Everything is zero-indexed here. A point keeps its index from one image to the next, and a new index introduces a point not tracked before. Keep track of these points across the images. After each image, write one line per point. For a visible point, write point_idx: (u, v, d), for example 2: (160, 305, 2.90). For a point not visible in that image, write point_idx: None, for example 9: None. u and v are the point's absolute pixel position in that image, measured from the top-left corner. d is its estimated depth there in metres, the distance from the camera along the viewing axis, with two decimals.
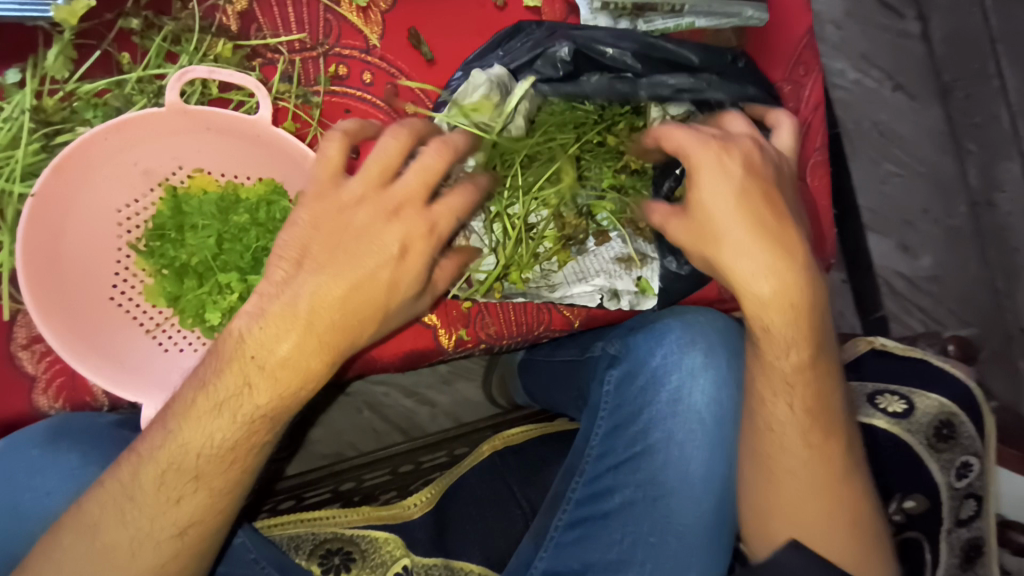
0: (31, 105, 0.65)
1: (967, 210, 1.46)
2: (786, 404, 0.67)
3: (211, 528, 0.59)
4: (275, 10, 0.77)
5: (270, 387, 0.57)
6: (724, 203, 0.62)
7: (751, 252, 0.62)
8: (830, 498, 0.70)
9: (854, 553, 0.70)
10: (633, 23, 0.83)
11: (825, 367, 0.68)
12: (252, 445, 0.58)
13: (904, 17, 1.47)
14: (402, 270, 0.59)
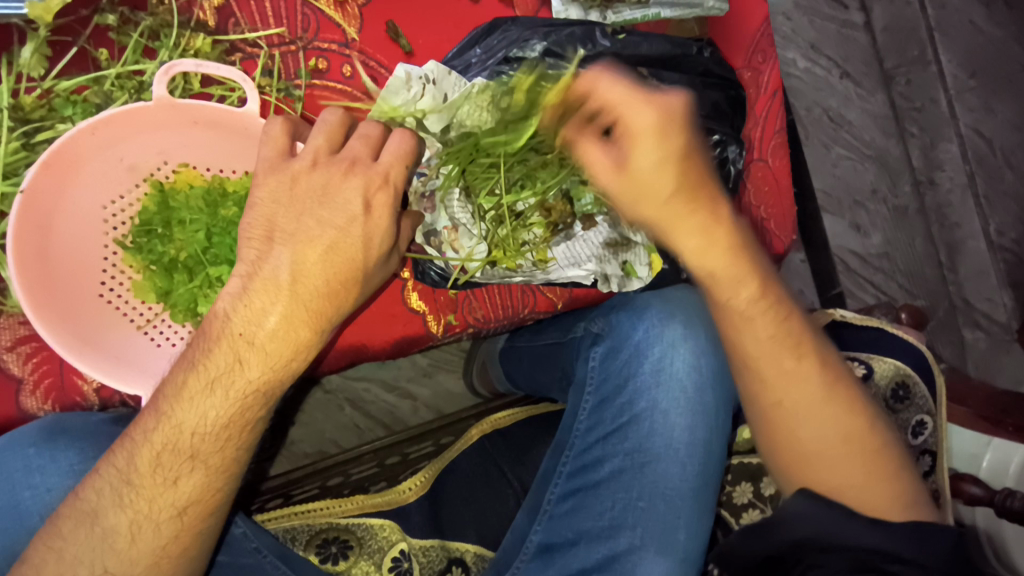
0: (9, 103, 0.64)
1: (912, 188, 1.57)
2: (751, 334, 0.70)
3: (213, 508, 0.60)
4: (252, 5, 0.78)
5: (270, 363, 0.59)
6: (653, 169, 0.65)
7: (685, 210, 0.66)
8: (829, 431, 0.71)
9: (862, 477, 0.71)
10: (602, 14, 0.87)
11: (781, 299, 0.71)
12: (245, 421, 0.60)
13: (848, 8, 1.55)
14: (370, 226, 0.61)
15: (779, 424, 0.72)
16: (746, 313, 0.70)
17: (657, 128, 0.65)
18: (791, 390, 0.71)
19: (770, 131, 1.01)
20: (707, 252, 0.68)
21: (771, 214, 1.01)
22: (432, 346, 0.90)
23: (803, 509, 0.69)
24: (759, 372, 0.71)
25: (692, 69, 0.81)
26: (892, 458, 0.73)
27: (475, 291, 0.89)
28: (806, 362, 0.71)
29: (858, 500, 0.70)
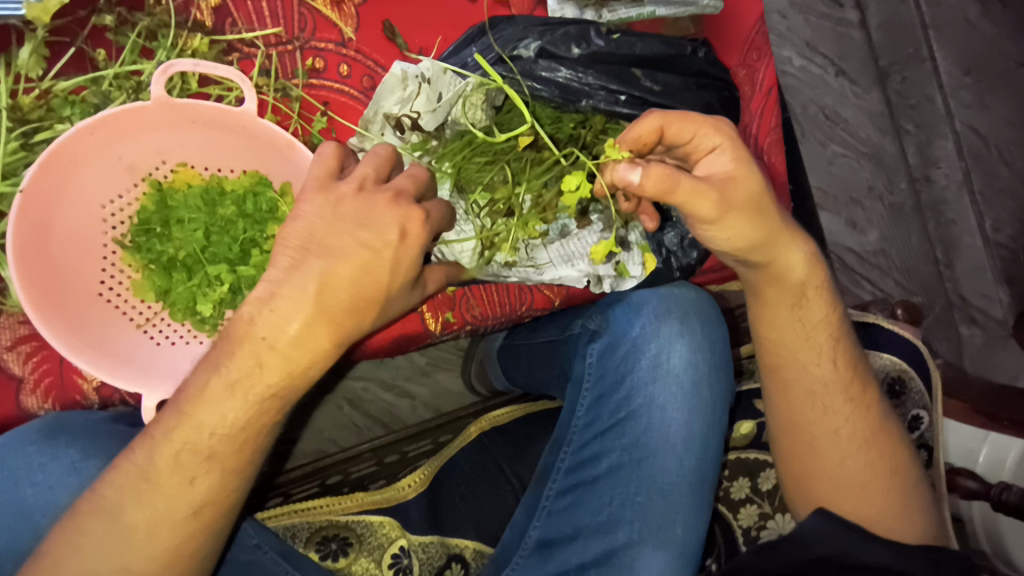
0: (8, 103, 0.64)
1: (907, 185, 1.58)
2: (818, 360, 0.76)
3: (230, 506, 0.61)
4: (249, 5, 0.78)
5: (284, 366, 0.58)
6: (751, 171, 0.63)
7: (765, 214, 0.65)
8: (860, 461, 0.77)
9: (883, 513, 0.76)
10: (598, 13, 0.88)
11: (842, 338, 0.77)
12: (258, 428, 0.60)
13: (843, 6, 1.56)
14: (402, 252, 0.59)
15: (812, 452, 0.78)
16: (810, 342, 0.76)
17: (728, 151, 0.63)
18: (836, 417, 0.77)
19: (765, 129, 1.02)
20: (791, 270, 0.71)
21: None
22: (431, 344, 0.90)
23: (819, 526, 0.76)
24: (808, 399, 0.77)
25: (686, 69, 0.81)
26: (919, 494, 0.79)
27: (472, 290, 0.89)
28: (854, 393, 0.77)
29: (882, 529, 0.76)
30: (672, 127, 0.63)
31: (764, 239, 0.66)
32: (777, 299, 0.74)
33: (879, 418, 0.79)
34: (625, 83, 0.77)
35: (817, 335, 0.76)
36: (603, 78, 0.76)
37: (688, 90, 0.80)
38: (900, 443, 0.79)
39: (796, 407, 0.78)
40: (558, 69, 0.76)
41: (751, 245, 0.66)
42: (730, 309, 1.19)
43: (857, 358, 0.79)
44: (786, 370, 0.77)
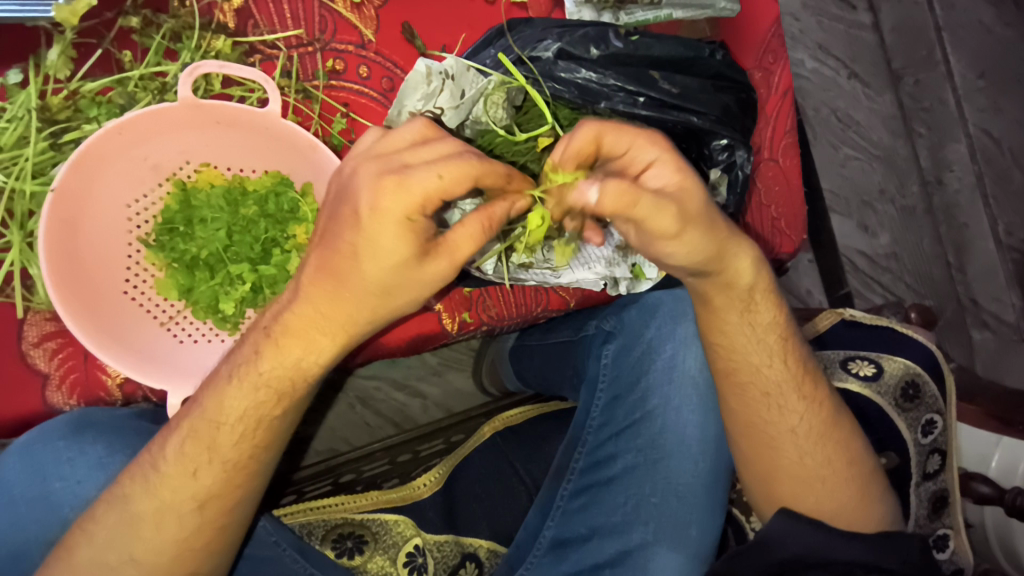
0: (37, 104, 0.66)
1: (919, 188, 1.58)
2: (770, 362, 0.74)
3: (251, 501, 0.63)
4: (271, 7, 0.79)
5: (286, 364, 0.59)
6: (692, 179, 0.59)
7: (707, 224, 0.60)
8: (819, 457, 0.75)
9: (845, 508, 0.75)
10: (615, 15, 0.88)
11: (790, 338, 0.76)
12: (260, 420, 0.61)
13: (856, 9, 1.56)
14: (373, 232, 0.53)
15: (774, 452, 0.75)
16: (760, 344, 0.73)
17: (668, 162, 0.58)
18: (791, 415, 0.75)
19: (780, 132, 1.03)
20: (739, 276, 0.69)
21: (781, 214, 1.03)
22: (446, 344, 0.91)
23: (783, 528, 0.72)
24: (763, 399, 0.74)
25: (704, 72, 0.81)
26: (878, 485, 0.78)
27: (489, 290, 0.89)
28: (807, 391, 0.76)
29: (845, 524, 0.74)
30: (607, 138, 0.59)
31: (714, 253, 0.63)
32: (726, 306, 0.71)
33: (834, 411, 0.78)
34: (643, 86, 0.77)
35: (768, 336, 0.74)
36: (622, 80, 0.77)
37: (705, 96, 0.80)
38: (855, 437, 0.78)
39: (752, 410, 0.75)
40: (577, 70, 0.76)
41: (705, 256, 0.63)
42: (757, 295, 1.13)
43: (805, 354, 0.78)
44: (739, 374, 0.75)
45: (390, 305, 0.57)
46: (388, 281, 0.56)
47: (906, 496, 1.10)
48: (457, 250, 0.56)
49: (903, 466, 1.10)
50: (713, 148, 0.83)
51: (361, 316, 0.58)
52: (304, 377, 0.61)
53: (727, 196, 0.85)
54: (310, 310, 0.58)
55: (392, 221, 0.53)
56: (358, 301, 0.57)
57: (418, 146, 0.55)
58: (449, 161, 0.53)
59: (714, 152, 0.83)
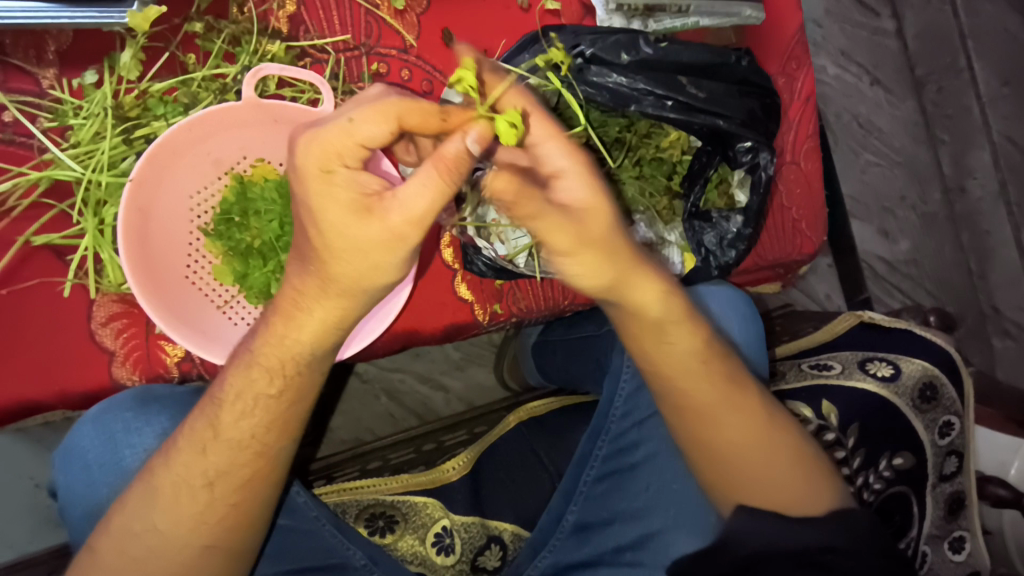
0: (112, 102, 0.73)
1: (941, 195, 1.61)
2: (699, 383, 0.72)
3: (273, 478, 0.65)
4: (321, 14, 0.84)
5: (272, 342, 0.61)
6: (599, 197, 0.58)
7: (584, 255, 0.58)
8: (761, 462, 0.74)
9: (801, 501, 0.74)
10: (644, 23, 0.92)
11: (713, 350, 0.73)
12: (255, 398, 0.62)
13: (879, 16, 1.59)
14: (307, 193, 0.53)
15: (716, 459, 0.75)
16: (684, 368, 0.72)
17: (573, 175, 0.58)
18: (725, 425, 0.74)
19: (803, 136, 1.06)
20: (648, 305, 0.66)
21: (803, 216, 1.07)
22: (477, 335, 0.94)
23: (744, 526, 0.74)
24: (700, 419, 0.73)
25: (730, 77, 0.85)
26: (823, 463, 0.77)
27: (519, 283, 0.94)
28: (737, 400, 0.74)
29: (803, 511, 0.74)
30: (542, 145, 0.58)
31: (608, 283, 0.62)
32: (640, 332, 0.70)
33: (768, 408, 0.76)
34: (671, 90, 0.81)
35: (689, 362, 0.72)
36: (652, 85, 0.81)
37: (733, 104, 0.84)
38: (790, 421, 0.77)
39: (687, 429, 0.75)
40: (609, 75, 0.80)
41: (606, 283, 0.62)
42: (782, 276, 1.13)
43: (730, 358, 0.75)
44: (667, 398, 0.74)
45: (349, 269, 0.55)
46: (340, 246, 0.53)
47: (923, 496, 1.12)
48: (412, 207, 0.51)
49: (917, 467, 1.12)
50: (737, 151, 0.87)
51: (331, 288, 0.56)
52: (294, 359, 0.62)
53: (747, 196, 0.90)
54: (291, 291, 0.59)
55: (311, 176, 0.52)
56: (323, 272, 0.55)
57: (355, 99, 0.53)
58: (366, 105, 0.51)
59: (738, 154, 0.87)
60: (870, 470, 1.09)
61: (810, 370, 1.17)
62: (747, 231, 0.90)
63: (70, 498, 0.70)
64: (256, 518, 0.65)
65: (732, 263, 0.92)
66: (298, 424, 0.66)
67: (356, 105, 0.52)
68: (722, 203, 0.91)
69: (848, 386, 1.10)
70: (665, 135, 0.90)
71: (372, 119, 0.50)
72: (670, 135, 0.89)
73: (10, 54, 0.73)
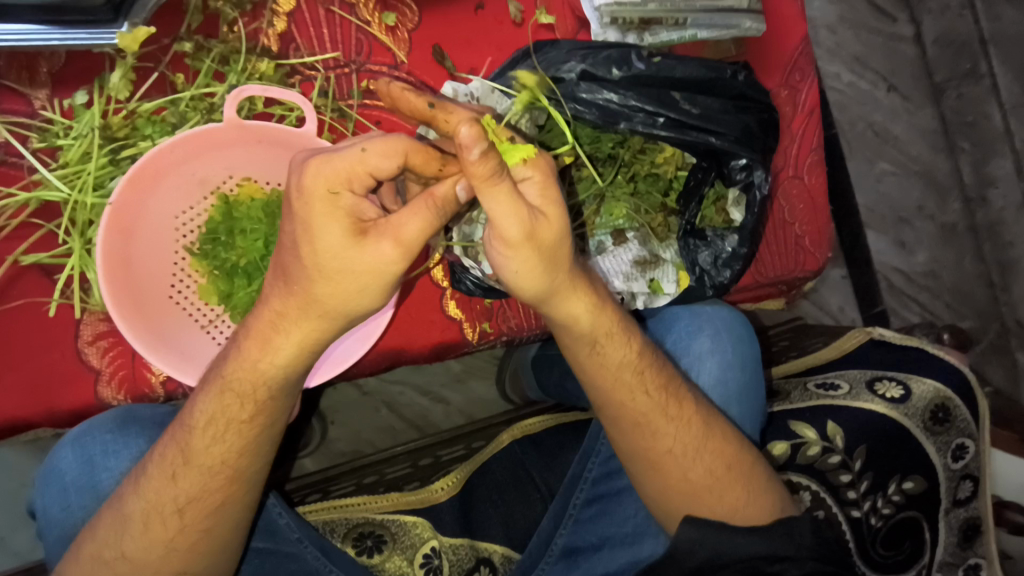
0: (100, 123, 0.73)
1: (961, 206, 1.57)
2: (641, 393, 0.75)
3: (243, 501, 0.65)
4: (311, 31, 0.84)
5: (244, 367, 0.60)
6: (553, 202, 0.56)
7: (514, 256, 0.56)
8: (702, 470, 0.77)
9: (736, 508, 0.77)
10: (640, 37, 0.90)
11: (651, 362, 0.76)
12: (229, 424, 0.62)
13: (896, 21, 1.55)
14: (312, 212, 0.51)
15: (657, 473, 0.78)
16: (620, 381, 0.74)
17: (539, 184, 0.56)
18: (665, 438, 0.76)
19: (806, 150, 1.03)
20: (575, 320, 0.68)
21: (807, 232, 1.04)
22: (468, 354, 0.93)
23: (692, 537, 0.72)
24: (638, 429, 0.76)
25: (727, 92, 0.82)
26: (762, 472, 0.80)
27: (509, 301, 0.93)
28: (676, 412, 0.77)
29: (740, 522, 0.77)
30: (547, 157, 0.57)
31: (543, 292, 0.62)
32: (572, 344, 0.71)
33: (710, 420, 0.79)
34: (664, 107, 0.79)
35: (622, 371, 0.74)
36: (644, 102, 0.79)
37: (729, 123, 0.81)
38: (731, 437, 0.79)
39: (629, 440, 0.77)
40: (599, 91, 0.78)
41: (536, 288, 0.61)
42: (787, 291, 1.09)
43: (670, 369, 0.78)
44: (609, 409, 0.76)
45: (336, 291, 0.54)
46: (332, 265, 0.53)
47: (934, 522, 1.08)
48: (402, 232, 0.52)
49: (929, 492, 1.07)
50: (731, 168, 0.84)
51: (314, 310, 0.56)
52: (266, 383, 0.61)
53: (743, 215, 0.87)
54: (270, 313, 0.58)
55: (315, 196, 0.50)
56: (308, 293, 0.55)
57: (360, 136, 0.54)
58: (375, 137, 0.52)
59: (732, 172, 0.84)
60: (879, 494, 1.04)
61: (815, 390, 1.11)
62: (744, 250, 0.86)
63: (45, 520, 0.71)
64: (226, 542, 0.66)
65: (728, 284, 0.89)
66: (270, 448, 0.66)
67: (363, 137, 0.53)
68: (717, 221, 0.88)
69: (851, 407, 1.07)
70: (657, 153, 0.88)
71: (383, 151, 0.51)
72: (663, 152, 0.87)
73: (3, 76, 0.73)
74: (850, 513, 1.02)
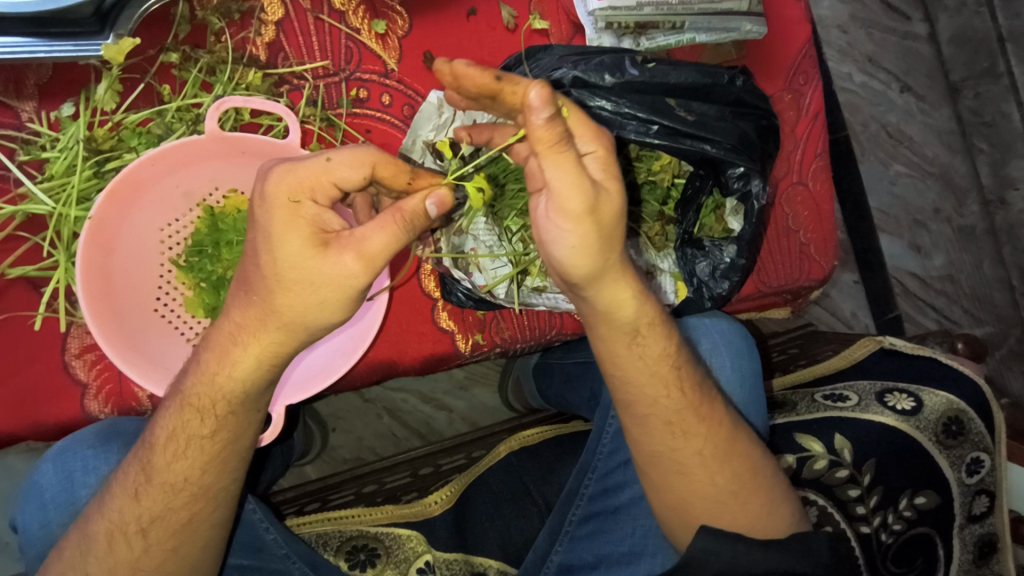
0: (85, 135, 0.73)
1: (979, 208, 1.49)
2: (677, 389, 0.72)
3: (213, 518, 0.64)
4: (300, 39, 0.83)
5: (204, 380, 0.59)
6: (614, 178, 0.55)
7: (567, 231, 0.55)
8: (724, 478, 0.74)
9: (755, 518, 0.74)
10: (636, 41, 0.89)
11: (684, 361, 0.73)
12: (194, 442, 0.61)
13: (909, 20, 1.50)
14: (269, 218, 0.51)
15: (683, 477, 0.74)
16: (656, 377, 0.71)
17: (602, 159, 0.55)
18: (696, 440, 0.73)
19: (811, 155, 1.00)
20: (618, 309, 0.65)
21: (811, 239, 1.00)
22: (460, 366, 0.91)
23: (706, 546, 0.68)
24: (666, 428, 0.73)
25: (723, 98, 0.80)
26: (782, 483, 0.78)
27: (503, 313, 0.91)
28: (705, 412, 0.74)
29: (763, 534, 0.74)
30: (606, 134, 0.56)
31: (592, 275, 0.59)
32: (613, 336, 0.68)
33: (735, 427, 0.76)
34: (658, 113, 0.77)
35: (659, 367, 0.71)
36: (638, 109, 0.76)
37: (727, 130, 0.78)
38: (755, 445, 0.77)
39: (653, 441, 0.74)
40: (592, 99, 0.76)
41: (585, 271, 0.59)
42: (793, 301, 1.05)
43: (701, 367, 0.76)
44: (635, 406, 0.73)
45: (296, 303, 0.53)
46: (291, 276, 0.52)
47: (948, 539, 1.04)
48: (365, 246, 0.51)
49: (944, 508, 1.03)
50: (728, 177, 0.81)
51: (271, 320, 0.55)
52: (226, 398, 0.60)
53: (741, 224, 0.84)
54: (229, 325, 0.57)
55: (277, 204, 0.51)
56: (267, 303, 0.54)
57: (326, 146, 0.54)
58: (343, 148, 0.53)
59: (729, 181, 0.81)
60: (890, 510, 1.00)
61: (823, 401, 1.07)
62: (742, 260, 0.84)
63: (26, 536, 0.71)
64: (196, 563, 0.65)
65: (726, 294, 0.86)
66: (240, 463, 0.64)
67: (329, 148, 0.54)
68: (717, 230, 0.86)
69: (862, 420, 1.03)
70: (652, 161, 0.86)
71: (350, 161, 0.52)
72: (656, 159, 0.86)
73: None
74: (860, 529, 0.97)
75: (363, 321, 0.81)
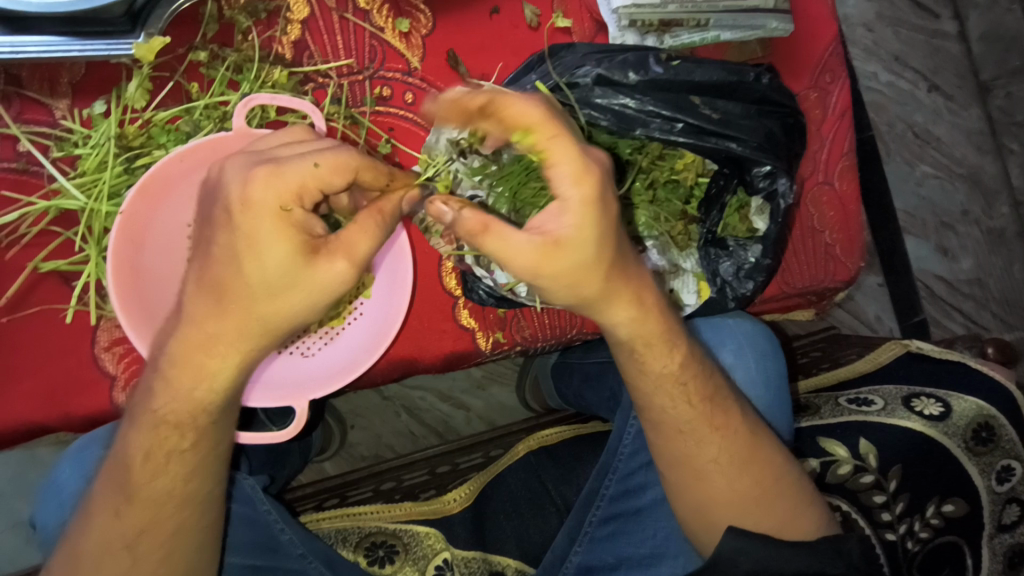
0: (116, 132, 0.74)
1: (1010, 210, 1.48)
2: (686, 401, 0.72)
3: (205, 524, 0.64)
4: (325, 38, 0.83)
5: (178, 398, 0.58)
6: (603, 217, 0.55)
7: (548, 272, 0.56)
8: (746, 482, 0.73)
9: (777, 522, 0.73)
10: (660, 39, 0.87)
11: (703, 366, 0.73)
12: (173, 452, 0.60)
13: (938, 18, 1.47)
14: (250, 224, 0.51)
15: (701, 482, 0.73)
16: (662, 391, 0.71)
17: (586, 200, 0.54)
18: (711, 447, 0.73)
19: (837, 155, 0.99)
20: (615, 327, 0.66)
21: (837, 239, 0.99)
22: (481, 364, 0.91)
23: (735, 545, 0.67)
24: (680, 434, 0.73)
25: (748, 96, 0.79)
26: (807, 488, 0.77)
27: (523, 311, 0.90)
28: (721, 421, 0.73)
29: (790, 537, 0.73)
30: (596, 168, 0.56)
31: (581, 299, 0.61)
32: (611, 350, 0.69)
33: (755, 435, 0.75)
34: (683, 111, 0.76)
35: (666, 382, 0.71)
36: (662, 107, 0.76)
37: (750, 130, 0.77)
38: (778, 451, 0.76)
39: (670, 447, 0.74)
40: (615, 96, 0.76)
41: (572, 293, 0.60)
42: (818, 302, 1.03)
43: (720, 374, 0.76)
44: (648, 412, 0.73)
45: (283, 309, 0.55)
46: (278, 283, 0.53)
47: (977, 549, 1.01)
48: (355, 250, 0.55)
49: (973, 516, 1.00)
50: (753, 176, 0.80)
51: (255, 326, 0.55)
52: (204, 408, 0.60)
53: (767, 224, 0.83)
54: (197, 333, 0.56)
55: (266, 212, 0.51)
56: (250, 308, 0.54)
57: (295, 145, 0.57)
58: (325, 152, 0.54)
59: (754, 179, 0.80)
60: (914, 518, 0.97)
61: (848, 405, 1.05)
62: (767, 261, 0.83)
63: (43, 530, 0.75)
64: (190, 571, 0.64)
65: (749, 295, 0.86)
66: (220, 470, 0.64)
67: (307, 151, 0.55)
68: (740, 230, 0.85)
69: (891, 421, 1.01)
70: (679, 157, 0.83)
71: (335, 166, 0.54)
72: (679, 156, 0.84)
73: (26, 87, 0.75)
74: (884, 536, 0.95)
75: (384, 320, 0.81)
